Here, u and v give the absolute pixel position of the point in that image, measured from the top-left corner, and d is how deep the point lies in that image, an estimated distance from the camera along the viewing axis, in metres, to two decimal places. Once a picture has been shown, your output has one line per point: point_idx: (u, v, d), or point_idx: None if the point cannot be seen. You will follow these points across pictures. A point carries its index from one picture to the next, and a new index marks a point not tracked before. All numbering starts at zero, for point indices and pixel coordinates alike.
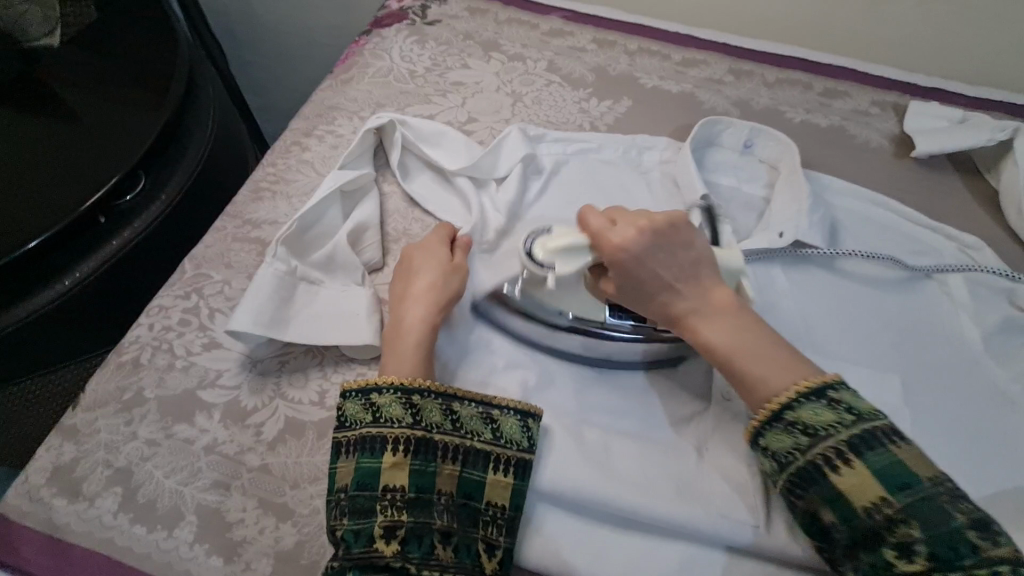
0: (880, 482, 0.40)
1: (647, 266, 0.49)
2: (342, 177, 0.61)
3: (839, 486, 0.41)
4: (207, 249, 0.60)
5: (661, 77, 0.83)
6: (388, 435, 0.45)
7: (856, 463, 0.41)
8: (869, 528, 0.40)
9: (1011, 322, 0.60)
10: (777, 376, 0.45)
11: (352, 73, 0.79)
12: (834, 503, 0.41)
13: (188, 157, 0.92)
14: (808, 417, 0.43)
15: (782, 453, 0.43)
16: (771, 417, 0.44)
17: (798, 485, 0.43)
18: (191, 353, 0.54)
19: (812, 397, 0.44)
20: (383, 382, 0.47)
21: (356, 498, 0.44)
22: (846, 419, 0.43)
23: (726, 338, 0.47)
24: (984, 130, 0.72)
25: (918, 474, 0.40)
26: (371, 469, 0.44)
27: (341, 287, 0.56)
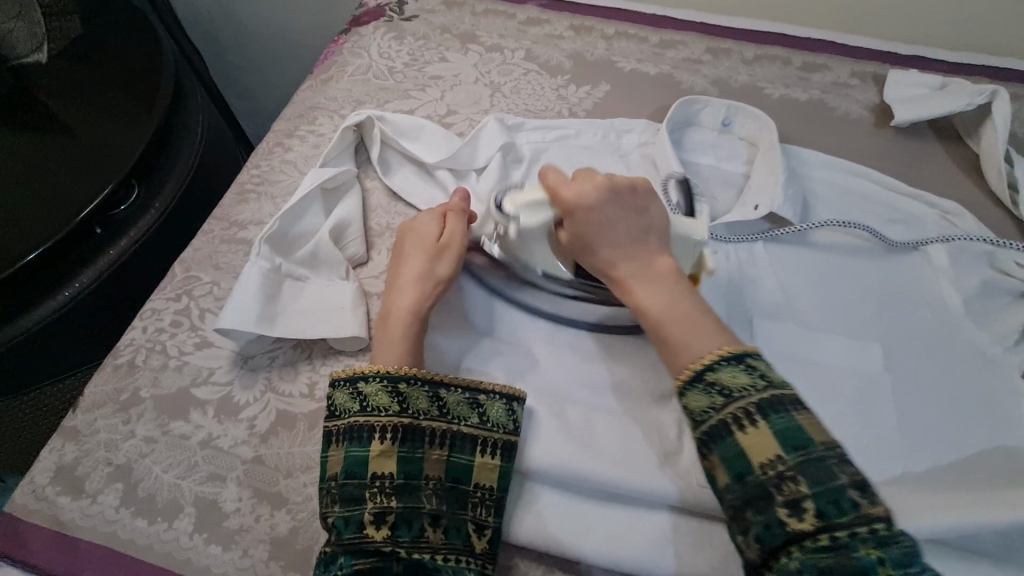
0: (777, 441, 0.41)
1: (590, 230, 0.51)
2: (323, 175, 0.62)
3: (739, 445, 0.42)
4: (196, 252, 0.62)
5: (639, 60, 0.84)
6: (376, 423, 0.46)
7: (759, 424, 0.42)
8: (761, 484, 0.40)
9: (992, 285, 0.60)
10: (701, 341, 0.46)
11: (332, 72, 0.80)
12: (733, 459, 0.42)
13: (179, 166, 0.95)
14: (726, 378, 0.44)
15: (698, 411, 0.44)
16: (693, 377, 0.45)
17: (709, 442, 0.43)
18: (184, 353, 0.55)
19: (731, 361, 0.44)
20: (370, 371, 0.48)
21: (346, 486, 0.45)
22: (759, 384, 0.43)
23: (660, 301, 0.49)
24: (962, 96, 0.72)
25: (814, 437, 0.41)
26: (359, 457, 0.46)
27: (326, 282, 0.57)
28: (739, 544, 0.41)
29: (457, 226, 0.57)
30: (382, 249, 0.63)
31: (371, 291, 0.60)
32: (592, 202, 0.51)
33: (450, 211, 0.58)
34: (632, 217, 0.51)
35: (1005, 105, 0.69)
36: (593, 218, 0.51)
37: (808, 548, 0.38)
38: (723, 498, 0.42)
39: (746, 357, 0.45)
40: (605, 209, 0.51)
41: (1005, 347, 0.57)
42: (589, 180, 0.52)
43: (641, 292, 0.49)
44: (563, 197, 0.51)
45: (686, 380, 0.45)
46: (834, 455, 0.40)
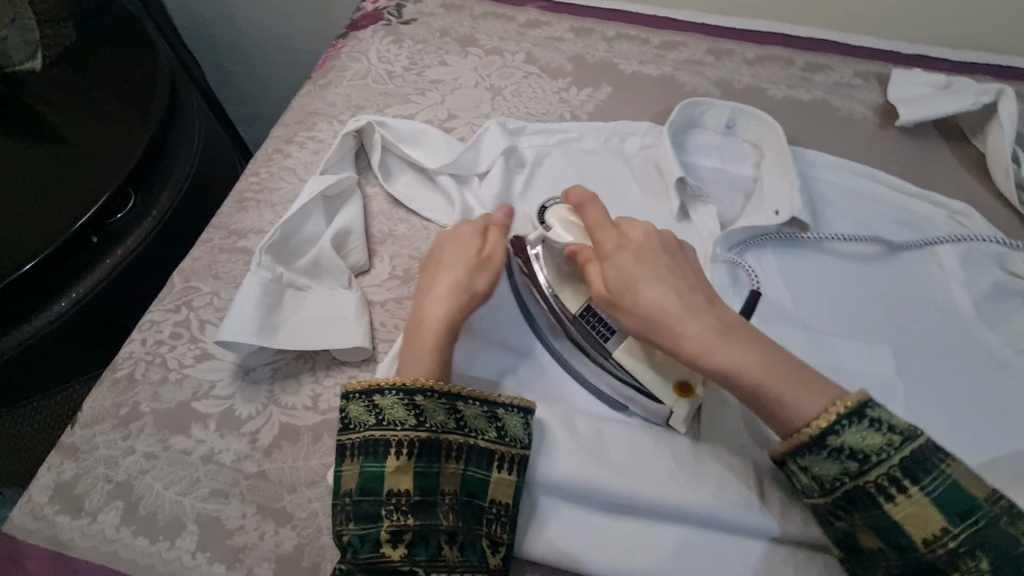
0: (940, 511, 0.39)
1: (653, 296, 0.48)
2: (323, 182, 0.61)
3: (895, 518, 0.40)
4: (195, 262, 0.61)
5: (640, 62, 0.83)
6: (391, 438, 0.45)
7: (913, 493, 0.39)
8: (929, 561, 0.39)
9: (1003, 286, 0.60)
10: (812, 404, 0.42)
11: (330, 77, 0.79)
12: (888, 531, 0.40)
13: (176, 174, 0.94)
14: (853, 441, 0.41)
15: (828, 479, 0.41)
16: (812, 442, 0.42)
17: (843, 509, 0.42)
18: (184, 365, 0.54)
19: (853, 421, 0.41)
20: (388, 384, 0.47)
21: (361, 504, 0.44)
22: (896, 441, 0.40)
23: (741, 364, 0.44)
24: (967, 95, 0.71)
25: (979, 500, 0.39)
26: (375, 473, 0.44)
27: (328, 291, 0.56)
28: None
29: (498, 242, 0.56)
30: (385, 258, 0.62)
31: (374, 300, 0.59)
32: (644, 265, 0.49)
33: (493, 223, 0.57)
34: (679, 280, 0.49)
35: (1011, 104, 0.68)
36: (652, 284, 0.48)
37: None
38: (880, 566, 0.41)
39: (871, 409, 0.41)
40: (650, 271, 0.49)
41: (1017, 350, 0.56)
42: (614, 235, 0.52)
43: (737, 360, 0.44)
44: (594, 273, 0.51)
45: (799, 447, 0.42)
46: (1004, 511, 0.39)
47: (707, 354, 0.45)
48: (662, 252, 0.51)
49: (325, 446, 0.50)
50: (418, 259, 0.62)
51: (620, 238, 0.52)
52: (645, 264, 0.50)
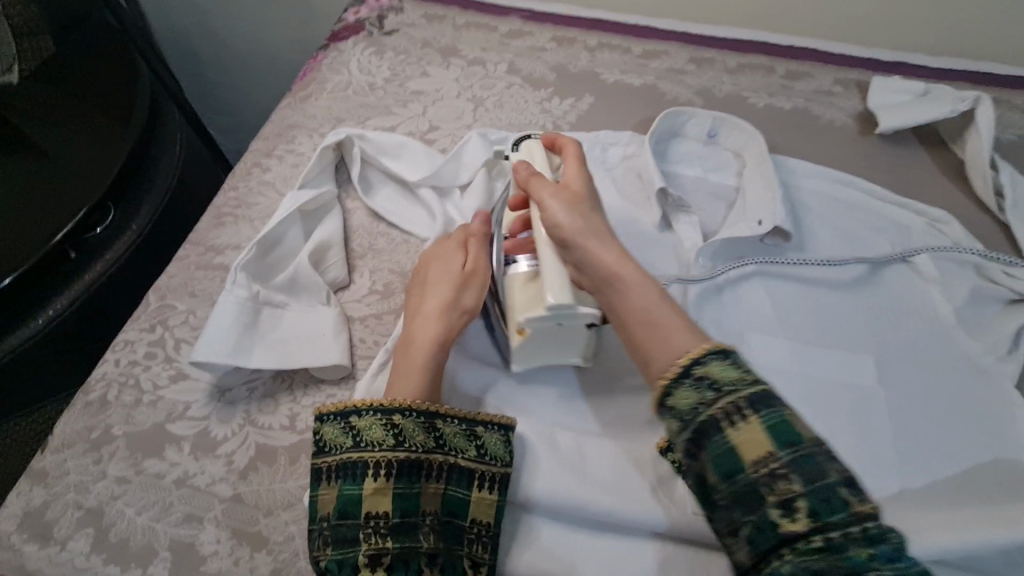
0: (768, 437, 0.38)
1: (562, 217, 0.50)
2: (301, 198, 0.60)
3: (731, 442, 0.39)
4: (171, 279, 0.60)
5: (622, 71, 0.83)
6: (370, 459, 0.44)
7: (752, 418, 0.39)
8: (752, 483, 0.38)
9: (982, 293, 0.60)
10: (684, 338, 0.44)
11: (310, 89, 0.78)
12: (723, 459, 0.39)
13: (156, 187, 0.93)
14: (717, 372, 0.41)
15: (686, 411, 0.40)
16: (679, 373, 0.42)
17: (697, 441, 0.40)
18: (159, 387, 0.53)
19: (714, 355, 0.41)
20: (363, 405, 0.46)
21: (339, 528, 0.43)
22: (745, 378, 0.40)
23: (649, 300, 0.46)
24: (946, 102, 0.72)
25: (806, 433, 0.38)
26: (353, 496, 0.43)
27: (307, 308, 0.55)
28: (727, 545, 0.39)
29: (481, 252, 0.54)
30: (364, 272, 0.61)
31: (353, 316, 0.58)
32: (564, 194, 0.52)
33: (477, 230, 0.56)
34: (597, 219, 0.51)
35: (988, 111, 0.69)
36: (572, 211, 0.51)
37: (798, 550, 0.35)
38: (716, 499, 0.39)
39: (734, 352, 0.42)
40: (570, 202, 0.51)
41: (996, 356, 0.56)
42: (575, 176, 0.55)
43: (633, 281, 0.47)
44: (535, 181, 0.53)
45: (669, 380, 0.42)
46: (823, 450, 0.38)
47: (611, 267, 0.48)
48: (596, 200, 0.54)
49: (302, 468, 0.49)
50: (398, 273, 0.61)
51: (577, 177, 0.55)
52: (572, 199, 0.52)
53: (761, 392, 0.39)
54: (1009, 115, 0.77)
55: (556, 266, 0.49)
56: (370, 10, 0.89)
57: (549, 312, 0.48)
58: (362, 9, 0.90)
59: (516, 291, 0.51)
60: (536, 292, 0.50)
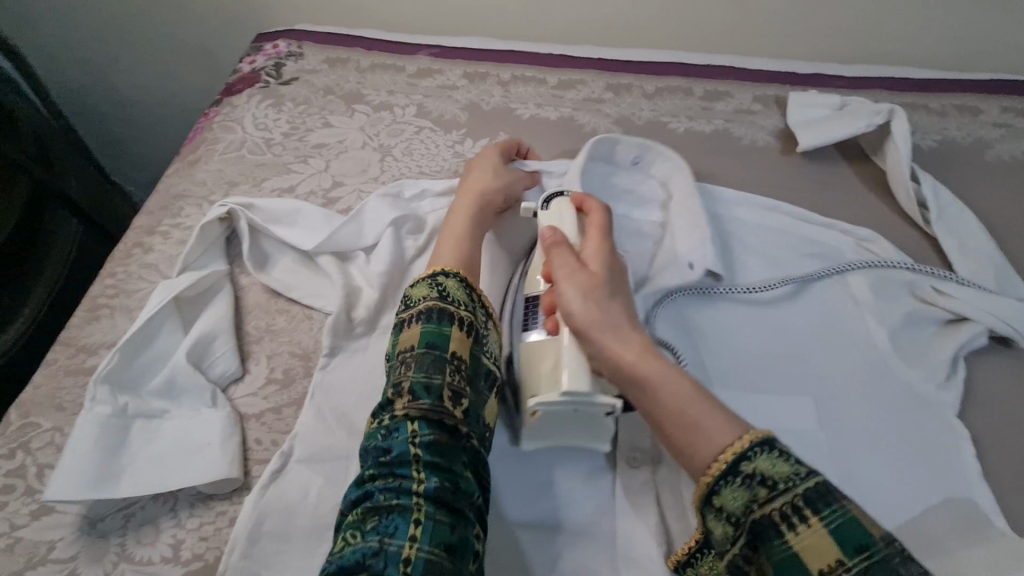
0: (836, 544, 0.34)
1: (577, 307, 0.46)
2: (178, 285, 0.54)
3: (793, 548, 0.35)
4: (34, 391, 0.53)
5: (537, 105, 0.80)
6: (458, 314, 0.46)
7: (813, 522, 0.35)
8: None
9: (916, 316, 0.58)
10: (721, 432, 0.39)
11: (200, 152, 0.72)
12: (784, 568, 0.35)
13: (52, 259, 0.87)
14: (766, 468, 0.37)
15: (737, 511, 0.37)
16: (726, 470, 0.38)
17: (755, 543, 0.36)
18: (17, 527, 0.46)
19: (764, 448, 0.38)
20: (451, 270, 0.49)
21: (426, 354, 0.44)
22: (802, 471, 0.36)
23: (674, 394, 0.42)
24: (861, 117, 0.70)
25: (875, 535, 0.34)
26: (442, 337, 0.45)
27: (190, 414, 0.49)
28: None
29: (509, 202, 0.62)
30: (261, 359, 0.55)
31: (248, 412, 0.52)
32: (579, 278, 0.47)
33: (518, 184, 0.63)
34: (619, 308, 0.46)
35: (903, 125, 0.68)
36: (588, 301, 0.46)
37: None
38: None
39: (780, 442, 0.38)
40: (587, 286, 0.46)
41: (936, 384, 0.54)
42: (597, 251, 0.50)
43: (656, 381, 0.42)
44: (555, 256, 0.49)
45: (712, 480, 0.38)
46: (895, 550, 0.33)
47: (629, 368, 0.43)
48: (617, 278, 0.49)
49: None
50: (299, 355, 0.56)
51: (597, 252, 0.50)
52: (589, 283, 0.47)
53: (816, 490, 0.36)
54: (924, 121, 0.76)
55: (574, 354, 0.45)
56: (267, 58, 0.84)
57: (564, 399, 0.44)
58: (258, 58, 0.84)
59: (536, 365, 0.48)
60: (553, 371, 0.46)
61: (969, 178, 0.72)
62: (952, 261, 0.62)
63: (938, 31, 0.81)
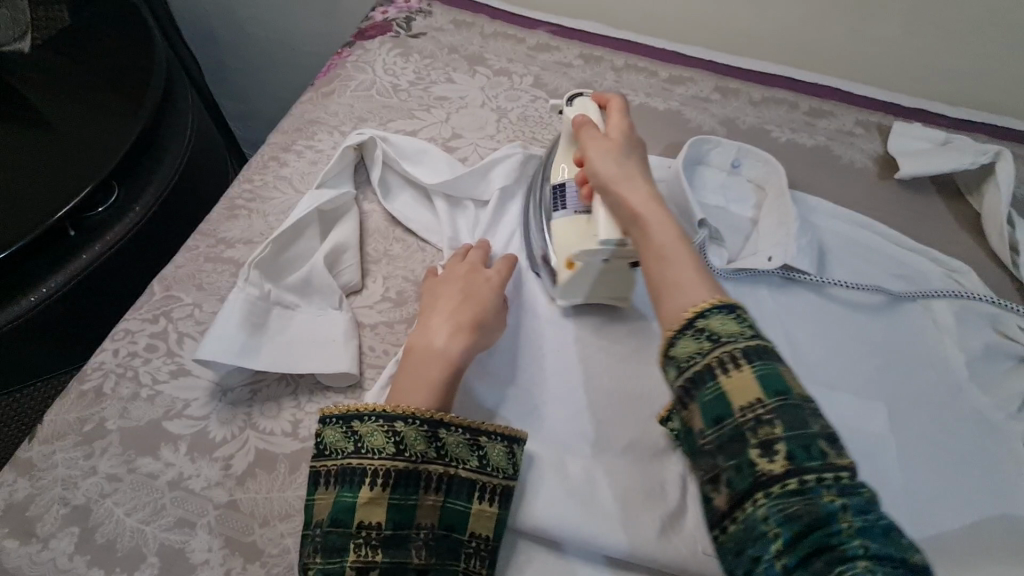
0: (759, 385, 0.37)
1: (601, 168, 0.51)
2: (322, 197, 0.59)
3: (722, 388, 0.38)
4: (177, 269, 0.58)
5: (647, 94, 0.83)
6: (368, 466, 0.43)
7: (743, 367, 0.37)
8: (737, 427, 0.36)
9: (997, 349, 0.60)
10: (698, 289, 0.43)
11: (333, 85, 0.77)
12: (712, 403, 0.38)
13: (166, 167, 0.93)
14: (716, 325, 0.40)
15: (684, 359, 0.40)
16: (684, 322, 0.41)
17: (689, 390, 0.39)
18: (158, 382, 0.51)
19: (721, 309, 0.40)
20: (366, 410, 0.44)
21: (329, 535, 0.41)
22: (748, 332, 0.39)
23: (672, 241, 0.46)
24: (967, 154, 0.72)
25: (796, 388, 0.37)
26: (348, 503, 0.42)
27: (317, 312, 0.54)
28: (706, 493, 0.37)
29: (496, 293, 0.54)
30: (378, 278, 0.60)
31: (365, 322, 0.56)
32: (605, 144, 0.52)
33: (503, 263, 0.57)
34: (639, 168, 0.51)
35: (1008, 167, 0.69)
36: (608, 159, 0.51)
37: (775, 494, 0.34)
38: (699, 446, 0.38)
39: (739, 308, 0.41)
40: (609, 150, 0.52)
41: (1008, 414, 0.56)
42: (620, 127, 0.55)
43: (655, 225, 0.47)
44: (583, 134, 0.54)
45: (670, 332, 0.41)
46: (810, 406, 0.37)
47: (635, 212, 0.48)
48: (636, 149, 0.53)
49: (302, 477, 0.47)
50: (412, 281, 0.60)
51: (619, 128, 0.54)
52: (613, 147, 0.52)
53: (755, 347, 0.38)
54: None
55: (601, 215, 0.51)
56: (398, 11, 0.88)
57: (601, 247, 0.51)
58: (389, 9, 0.89)
59: (568, 232, 0.55)
60: (587, 230, 0.54)
61: None
62: None
63: None
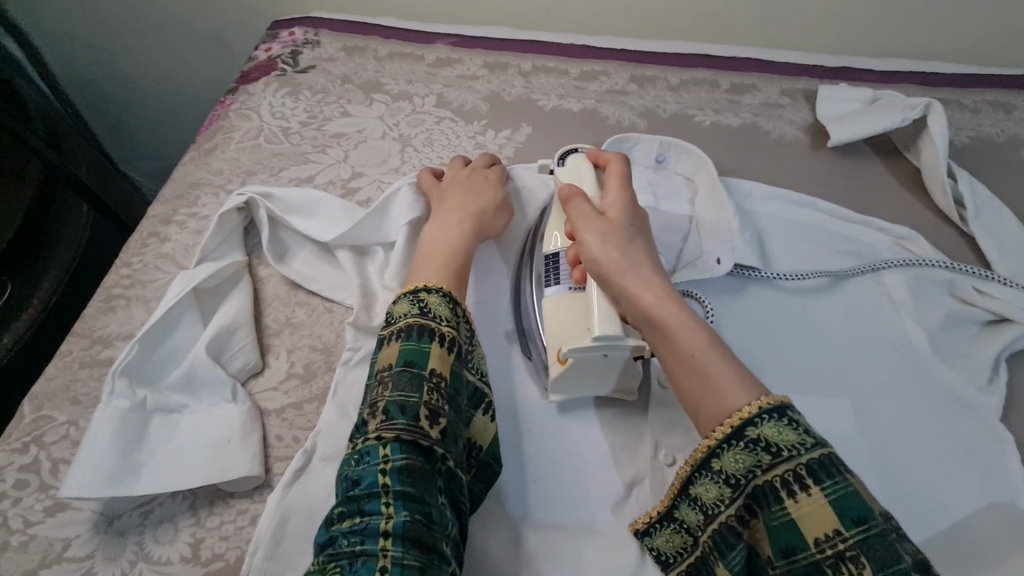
0: (835, 514, 0.33)
1: (599, 250, 0.47)
2: (197, 276, 0.53)
3: (791, 517, 0.34)
4: (48, 383, 0.51)
5: (560, 96, 0.78)
6: (438, 329, 0.43)
7: (813, 490, 0.34)
8: (815, 566, 0.33)
9: (954, 317, 0.56)
10: (733, 391, 0.39)
11: (216, 140, 0.70)
12: (780, 531, 0.34)
13: (61, 252, 0.86)
14: (771, 435, 0.36)
15: (738, 474, 0.36)
16: (728, 435, 0.37)
17: (753, 507, 0.36)
18: (30, 524, 0.44)
19: (772, 414, 0.36)
20: (433, 286, 0.46)
21: (402, 373, 0.40)
22: (808, 442, 0.35)
23: (687, 336, 0.42)
24: (896, 111, 0.67)
25: (875, 508, 0.33)
26: (416, 351, 0.41)
27: (207, 409, 0.48)
28: None
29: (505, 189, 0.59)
30: (281, 353, 0.53)
31: (268, 408, 0.50)
32: (599, 224, 0.48)
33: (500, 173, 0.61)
34: (639, 250, 0.47)
35: (940, 118, 0.65)
36: (607, 243, 0.47)
37: None
38: (768, 574, 0.35)
39: (793, 410, 0.37)
40: (606, 233, 0.47)
41: (978, 387, 0.52)
42: (618, 201, 0.50)
43: (672, 323, 0.43)
44: (572, 208, 0.50)
45: (716, 445, 0.38)
46: (892, 527, 0.33)
47: (646, 307, 0.44)
48: (638, 228, 0.49)
49: None
50: (320, 349, 0.54)
51: (618, 202, 0.50)
52: (608, 228, 0.48)
53: (818, 461, 0.34)
54: (958, 116, 0.74)
55: (599, 302, 0.46)
56: (283, 46, 0.82)
57: (598, 343, 0.45)
58: (273, 45, 0.82)
59: (556, 317, 0.48)
60: (581, 318, 0.47)
61: (1005, 175, 0.70)
62: (992, 260, 0.60)
63: (973, 24, 0.79)
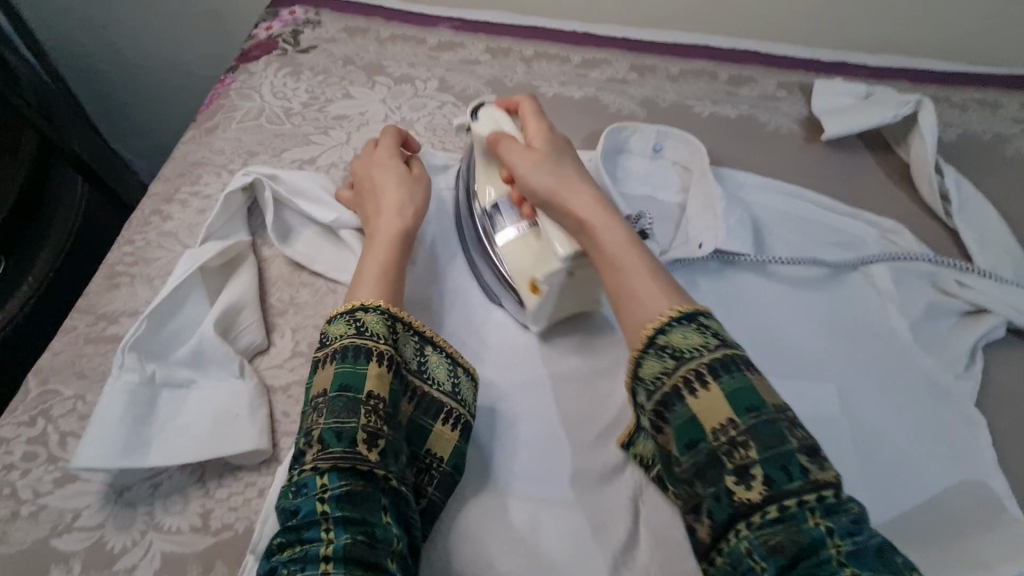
0: (728, 402, 0.35)
1: (535, 180, 0.48)
2: (203, 255, 0.53)
3: (691, 410, 0.36)
4: (54, 357, 0.52)
5: (561, 83, 0.78)
6: (372, 347, 0.42)
7: (712, 385, 0.36)
8: (713, 452, 0.35)
9: (936, 308, 0.58)
10: (659, 297, 0.40)
11: (217, 119, 0.70)
12: (683, 427, 0.36)
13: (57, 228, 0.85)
14: (677, 341, 0.38)
15: (650, 379, 0.38)
16: (649, 339, 0.39)
17: (661, 411, 0.37)
18: (40, 494, 0.45)
19: (681, 321, 0.38)
20: (369, 302, 0.44)
21: (337, 398, 0.40)
22: (712, 341, 0.37)
23: (620, 248, 0.44)
24: (889, 106, 0.69)
25: (767, 400, 0.35)
26: (350, 373, 0.41)
27: (215, 384, 0.48)
28: (689, 523, 0.36)
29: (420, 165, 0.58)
30: (286, 332, 0.54)
31: (274, 385, 0.51)
32: (528, 155, 0.50)
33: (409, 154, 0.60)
34: (571, 172, 0.49)
35: (929, 114, 0.67)
36: (542, 170, 0.49)
37: (756, 523, 0.33)
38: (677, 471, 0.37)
39: (699, 318, 0.39)
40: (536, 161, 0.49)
41: (954, 373, 0.55)
42: (539, 131, 0.53)
43: (606, 238, 0.45)
44: (502, 149, 0.52)
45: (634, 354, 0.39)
46: (785, 417, 0.35)
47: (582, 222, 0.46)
48: (564, 156, 0.52)
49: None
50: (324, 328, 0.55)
51: (542, 136, 0.53)
52: (536, 158, 0.50)
53: (719, 360, 0.36)
54: (948, 114, 0.76)
55: (551, 229, 0.49)
56: (284, 25, 0.81)
57: (562, 265, 0.47)
58: (273, 24, 0.81)
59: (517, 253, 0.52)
60: (541, 249, 0.50)
61: (990, 173, 0.72)
62: (971, 254, 0.63)
63: (965, 23, 0.81)
